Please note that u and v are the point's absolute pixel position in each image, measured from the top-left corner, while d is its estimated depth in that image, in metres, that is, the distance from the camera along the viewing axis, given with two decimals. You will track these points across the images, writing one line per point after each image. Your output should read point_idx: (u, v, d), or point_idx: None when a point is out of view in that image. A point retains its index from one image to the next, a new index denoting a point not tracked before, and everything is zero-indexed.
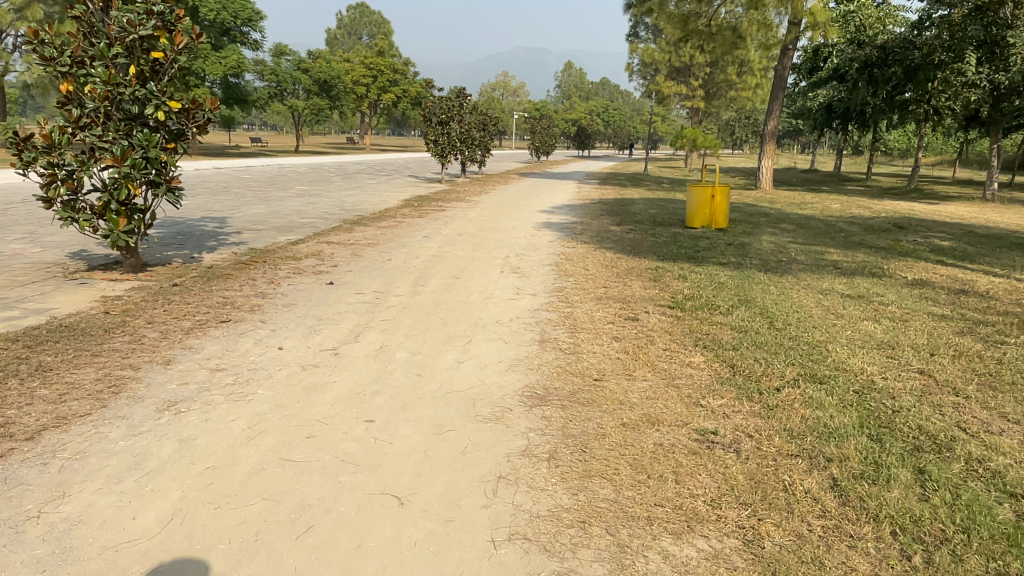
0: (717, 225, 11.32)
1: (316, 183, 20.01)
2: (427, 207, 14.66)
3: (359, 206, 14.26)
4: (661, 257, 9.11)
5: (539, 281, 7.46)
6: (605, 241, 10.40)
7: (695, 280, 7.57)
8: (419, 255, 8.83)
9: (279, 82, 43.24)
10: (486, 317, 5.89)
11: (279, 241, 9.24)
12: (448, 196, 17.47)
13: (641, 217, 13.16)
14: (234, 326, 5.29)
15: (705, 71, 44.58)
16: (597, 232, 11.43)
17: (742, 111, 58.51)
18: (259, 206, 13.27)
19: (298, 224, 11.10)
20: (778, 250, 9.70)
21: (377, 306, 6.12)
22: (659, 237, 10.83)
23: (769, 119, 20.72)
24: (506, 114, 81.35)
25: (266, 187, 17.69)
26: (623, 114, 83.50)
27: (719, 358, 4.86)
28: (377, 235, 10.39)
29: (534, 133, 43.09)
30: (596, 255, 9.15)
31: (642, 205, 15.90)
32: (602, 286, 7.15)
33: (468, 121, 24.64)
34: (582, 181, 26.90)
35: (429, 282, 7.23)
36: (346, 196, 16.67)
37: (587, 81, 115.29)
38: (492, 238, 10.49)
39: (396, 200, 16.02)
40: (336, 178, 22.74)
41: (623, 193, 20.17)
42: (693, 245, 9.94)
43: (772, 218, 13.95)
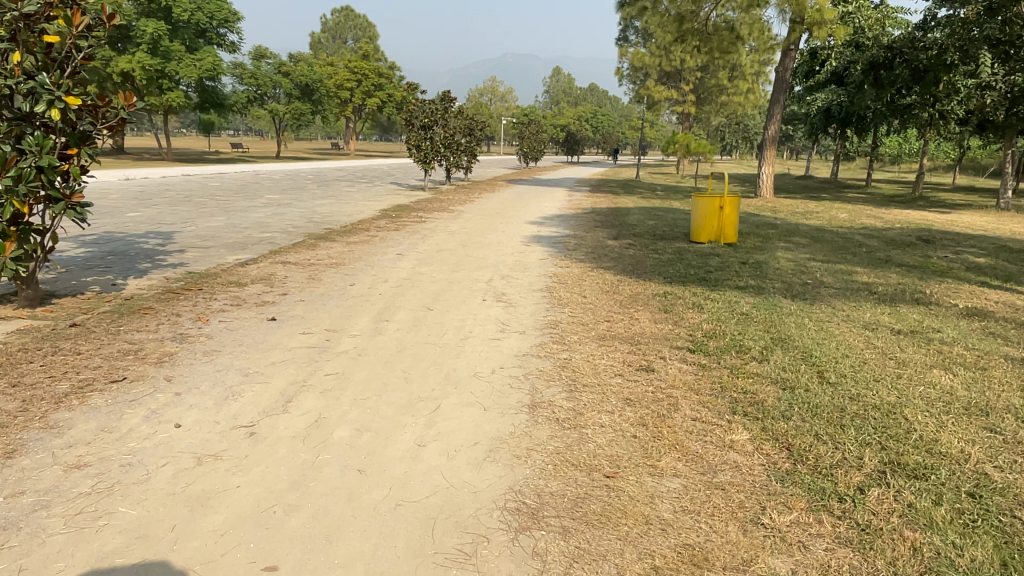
0: (726, 240, 10.14)
1: (289, 191, 18.72)
2: (405, 218, 13.44)
3: (331, 218, 13.00)
4: (668, 278, 7.93)
5: (528, 312, 6.22)
6: (603, 259, 9.21)
7: (714, 311, 6.35)
8: (388, 278, 7.58)
9: (259, 86, 41.93)
10: (462, 367, 4.63)
11: (225, 262, 7.96)
12: (429, 205, 16.22)
13: (640, 230, 11.99)
14: (126, 390, 4.02)
15: (696, 76, 43.62)
16: (593, 248, 10.24)
17: (733, 116, 57.60)
18: (218, 218, 12.00)
19: (256, 239, 9.83)
20: (800, 269, 8.54)
21: (324, 353, 4.85)
22: (662, 253, 9.65)
23: (768, 125, 19.61)
24: (494, 120, 80.30)
25: (233, 196, 16.39)
26: (612, 120, 82.62)
27: (770, 435, 3.63)
28: (344, 252, 9.14)
29: (522, 138, 41.90)
30: (594, 276, 7.94)
31: (639, 215, 14.74)
32: (604, 320, 5.93)
33: (452, 125, 23.43)
34: (573, 188, 25.77)
35: (395, 314, 5.97)
36: (319, 205, 15.42)
37: (575, 86, 114.38)
38: (474, 256, 9.26)
39: (372, 210, 14.77)
40: (312, 185, 21.46)
41: (617, 202, 19.03)
42: (702, 263, 8.77)
43: (780, 230, 12.83)
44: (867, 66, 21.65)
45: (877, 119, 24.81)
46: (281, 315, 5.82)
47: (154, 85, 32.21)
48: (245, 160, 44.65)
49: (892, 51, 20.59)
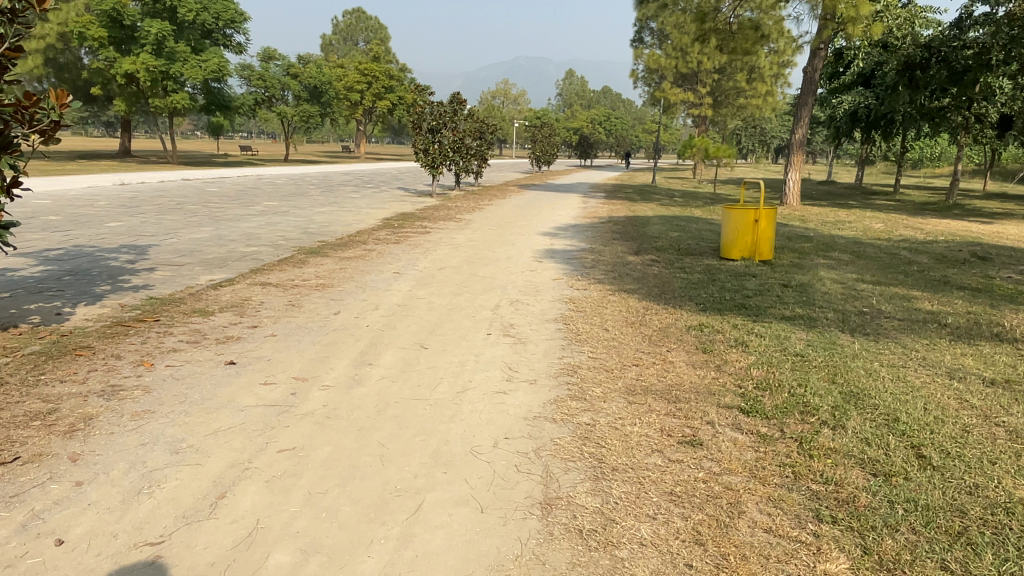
0: (760, 257, 9.10)
1: (289, 198, 17.81)
2: (408, 228, 12.50)
3: (328, 227, 12.08)
4: (702, 305, 6.90)
5: (540, 351, 5.21)
6: (624, 279, 8.19)
7: (762, 351, 5.31)
8: (380, 303, 6.60)
9: (267, 88, 41.25)
10: (456, 436, 3.64)
11: (196, 284, 7.02)
12: (435, 213, 15.25)
13: (662, 244, 10.95)
14: (11, 479, 3.06)
15: (714, 78, 42.45)
16: (612, 264, 9.21)
17: (750, 119, 56.33)
18: (205, 228, 11.10)
19: (239, 254, 8.88)
20: (850, 293, 7.50)
21: (283, 415, 3.86)
22: (691, 272, 8.61)
23: (795, 129, 18.52)
24: (506, 123, 79.37)
25: (228, 202, 15.53)
26: (626, 123, 81.35)
27: (878, 563, 2.62)
28: (334, 271, 8.17)
29: (534, 141, 40.90)
30: (617, 302, 6.91)
31: (660, 225, 13.71)
32: (633, 365, 4.90)
33: (462, 128, 22.46)
34: (588, 194, 24.68)
35: (380, 355, 4.98)
36: (318, 213, 14.49)
37: (588, 90, 113.31)
38: (480, 275, 8.26)
39: (373, 218, 13.83)
40: (315, 190, 20.56)
41: (634, 209, 17.98)
42: (738, 284, 7.74)
43: (817, 244, 11.75)
44: (901, 66, 20.49)
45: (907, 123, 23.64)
46: (242, 356, 4.84)
47: (159, 87, 31.53)
48: (252, 163, 44.00)
49: (928, 49, 19.42)
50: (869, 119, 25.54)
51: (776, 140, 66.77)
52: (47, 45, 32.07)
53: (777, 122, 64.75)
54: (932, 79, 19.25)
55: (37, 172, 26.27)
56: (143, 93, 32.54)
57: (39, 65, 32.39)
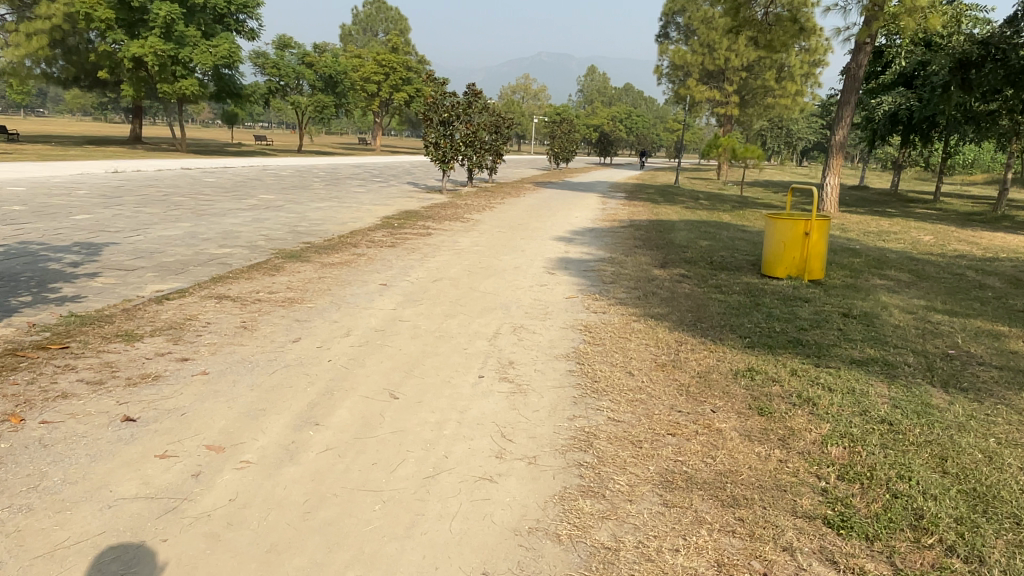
0: (809, 276, 7.80)
1: (289, 191, 16.70)
2: (409, 229, 11.32)
3: (321, 225, 10.93)
4: (748, 338, 5.65)
5: (546, 407, 3.98)
6: (651, 299, 6.93)
7: (837, 416, 4.05)
8: (354, 327, 5.41)
9: (281, 76, 40.28)
10: (409, 570, 2.43)
11: (139, 296, 5.87)
12: (442, 212, 14.05)
13: (692, 255, 9.67)
14: None
15: (741, 76, 40.83)
16: (637, 279, 7.96)
17: (777, 120, 54.59)
18: (181, 224, 9.99)
19: (207, 255, 7.75)
20: (926, 327, 6.21)
21: (166, 520, 2.67)
22: (729, 292, 7.35)
23: (836, 130, 17.11)
24: (525, 118, 78.18)
25: (220, 194, 14.45)
26: (648, 121, 79.63)
27: None
28: (311, 280, 7.00)
29: (553, 137, 39.57)
30: (644, 332, 5.68)
31: (687, 232, 12.42)
32: (669, 434, 3.67)
33: (476, 121, 21.22)
34: (607, 193, 23.36)
35: (334, 409, 3.77)
36: (314, 207, 13.38)
37: (610, 86, 111.52)
38: (482, 289, 7.05)
39: (373, 215, 12.68)
40: (319, 183, 19.46)
41: (657, 212, 16.68)
42: (789, 310, 6.47)
43: (866, 259, 10.41)
44: (954, 65, 18.84)
45: (952, 126, 22.04)
46: (149, 408, 3.67)
47: (167, 73, 30.63)
48: (264, 153, 43.06)
49: (986, 47, 17.71)
50: (910, 122, 23.94)
51: (803, 142, 64.72)
52: (55, 28, 31.32)
53: (804, 124, 62.74)
54: (987, 79, 17.75)
55: (37, 157, 25.46)
56: (152, 78, 31.67)
57: (48, 47, 31.65)
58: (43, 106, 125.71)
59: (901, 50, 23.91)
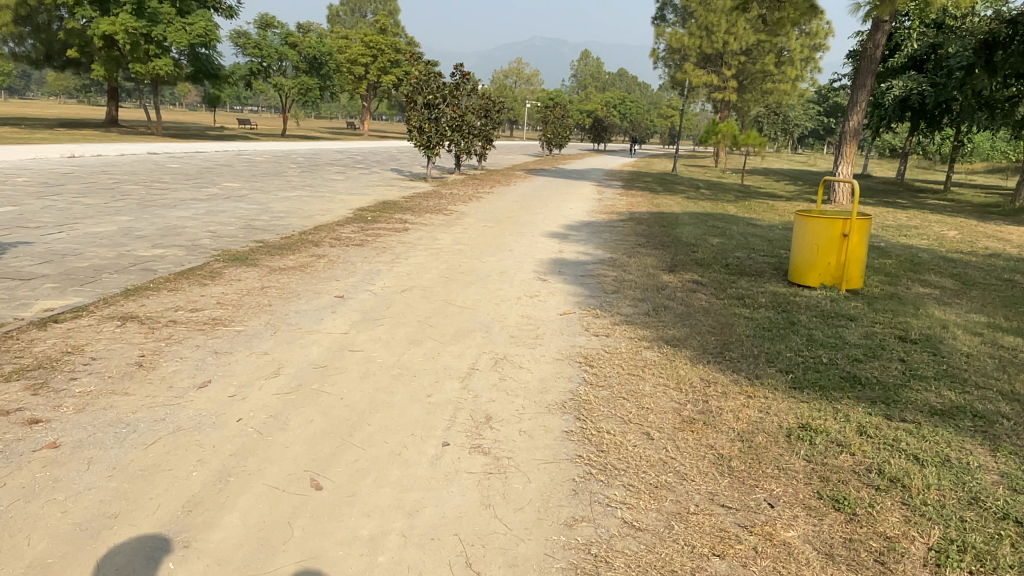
0: (847, 285, 6.61)
1: (260, 178, 15.40)
2: (383, 223, 10.08)
3: (283, 219, 9.66)
4: (793, 375, 4.45)
5: (533, 501, 2.78)
6: (663, 315, 5.73)
7: (949, 514, 2.87)
8: (286, 362, 4.17)
9: (262, 57, 38.66)
10: None
11: (19, 318, 4.62)
12: (423, 203, 12.80)
13: (704, 257, 8.47)
14: None
15: (740, 60, 39.50)
16: (644, 287, 6.75)
17: (774, 107, 53.34)
18: (119, 218, 8.72)
19: (131, 258, 6.48)
20: (1003, 354, 5.05)
21: None
22: (755, 306, 6.16)
23: (850, 115, 16.01)
24: (517, 103, 76.60)
25: (179, 182, 13.16)
26: (642, 107, 78.17)
27: None
28: (251, 291, 5.74)
29: (546, 123, 38.22)
30: (659, 366, 4.47)
31: (693, 228, 11.23)
32: (716, 556, 2.48)
33: (463, 104, 19.89)
34: (603, 182, 22.11)
35: (220, 516, 2.56)
36: (281, 197, 12.10)
37: (604, 71, 109.78)
38: (459, 303, 5.83)
39: (345, 206, 11.43)
40: (294, 169, 18.14)
41: (658, 203, 15.47)
42: (835, 332, 5.28)
43: (897, 260, 9.25)
44: (978, 46, 17.65)
45: (966, 113, 20.93)
46: None
47: (140, 52, 29.09)
48: (246, 137, 41.47)
49: (1014, 26, 16.53)
50: (922, 108, 22.77)
51: (800, 128, 63.52)
52: (20, 3, 29.70)
53: (800, 110, 61.52)
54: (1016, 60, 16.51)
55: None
56: (124, 57, 30.11)
57: (13, 23, 30.00)
58: (26, 87, 122.81)
59: (910, 33, 22.92)
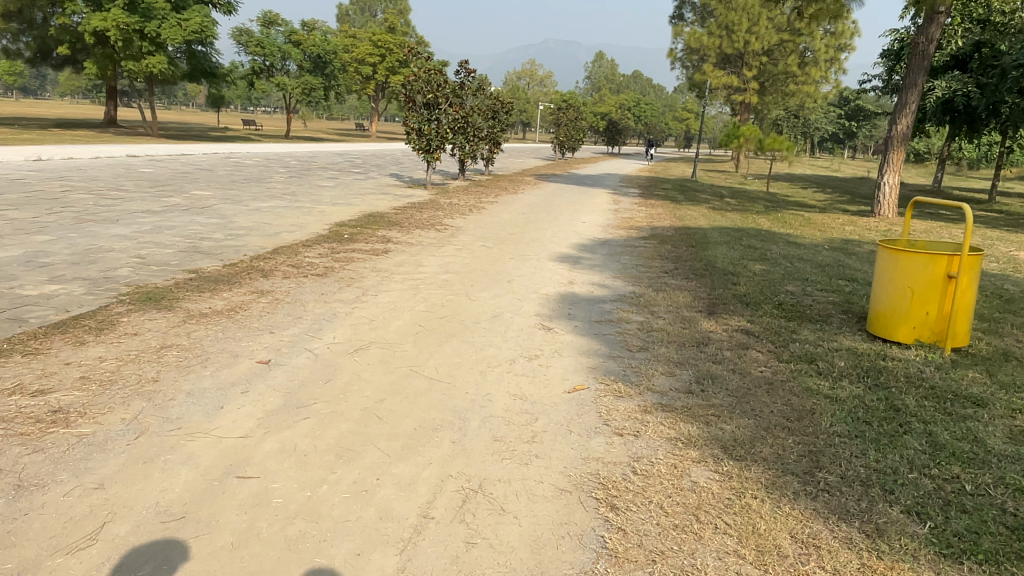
0: (953, 342, 4.96)
1: (239, 184, 13.90)
2: (361, 241, 8.52)
3: (240, 238, 8.13)
4: (935, 527, 2.81)
5: None
6: (714, 395, 4.08)
7: None
8: (120, 510, 2.58)
9: (265, 55, 37.35)
10: None
11: None
12: (415, 215, 11.26)
13: (749, 291, 6.81)
14: None
15: (761, 61, 37.72)
16: (682, 342, 5.10)
17: (795, 110, 51.48)
18: (37, 238, 7.24)
19: (5, 301, 4.97)
20: None
21: None
22: (838, 377, 4.49)
23: (898, 118, 14.31)
24: (530, 105, 74.95)
25: (143, 191, 11.69)
26: (657, 109, 76.30)
27: None
28: (141, 354, 4.17)
29: (558, 125, 36.63)
30: (722, 509, 2.84)
31: (727, 248, 9.58)
32: None
33: (467, 104, 18.36)
34: (619, 189, 20.48)
35: None
36: (252, 209, 10.60)
37: (619, 72, 107.97)
38: (429, 371, 4.22)
39: (323, 220, 9.90)
40: (282, 175, 16.66)
41: (681, 215, 13.82)
42: (970, 435, 3.63)
43: (980, 294, 7.57)
44: None
45: (1017, 117, 19.13)
46: None
47: (133, 49, 27.80)
48: (247, 138, 40.16)
49: None
50: (966, 110, 21.02)
51: (821, 132, 61.42)
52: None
53: (821, 113, 59.54)
54: None
55: None
56: (118, 54, 28.88)
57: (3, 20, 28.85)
58: (41, 88, 122.94)
59: (953, 30, 20.96)
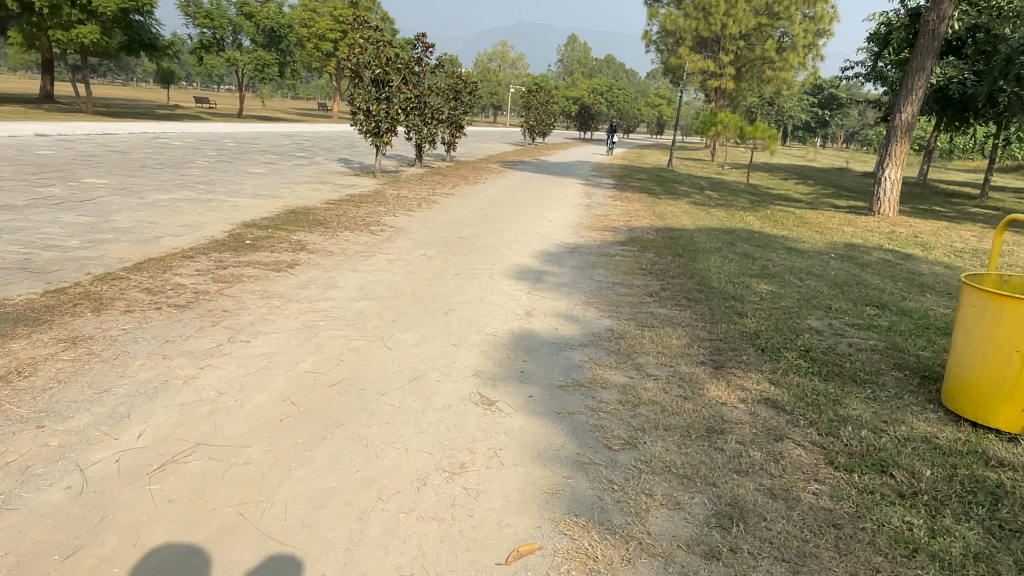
0: None
1: (149, 169, 11.91)
2: (265, 247, 6.72)
3: (102, 246, 6.27)
4: None
5: None
6: (752, 562, 2.41)
7: None
8: None
9: (214, 27, 34.71)
10: None
11: None
12: (350, 211, 9.45)
13: (761, 327, 5.18)
14: None
15: (738, 45, 36.21)
16: (685, 430, 3.42)
17: (770, 98, 50.14)
18: None
19: None
20: None
21: None
22: (933, 507, 2.86)
23: (902, 106, 12.79)
24: (500, 88, 72.62)
25: (20, 177, 9.67)
26: (630, 95, 74.43)
27: None
28: None
29: (528, 108, 34.76)
30: None
31: (721, 259, 7.94)
32: None
33: (423, 82, 16.45)
34: (591, 178, 18.77)
35: None
36: (145, 203, 8.68)
37: (591, 57, 105.92)
38: (270, 513, 2.51)
39: (230, 219, 8.04)
40: (211, 158, 14.65)
41: (661, 212, 12.20)
42: None
43: None
44: None
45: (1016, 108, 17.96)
46: None
47: (61, 17, 25.25)
48: (195, 117, 37.53)
49: None
50: (961, 100, 19.81)
51: (795, 121, 60.07)
52: None
53: (795, 101, 58.21)
54: None
55: None
56: (44, 22, 26.24)
57: None
58: None
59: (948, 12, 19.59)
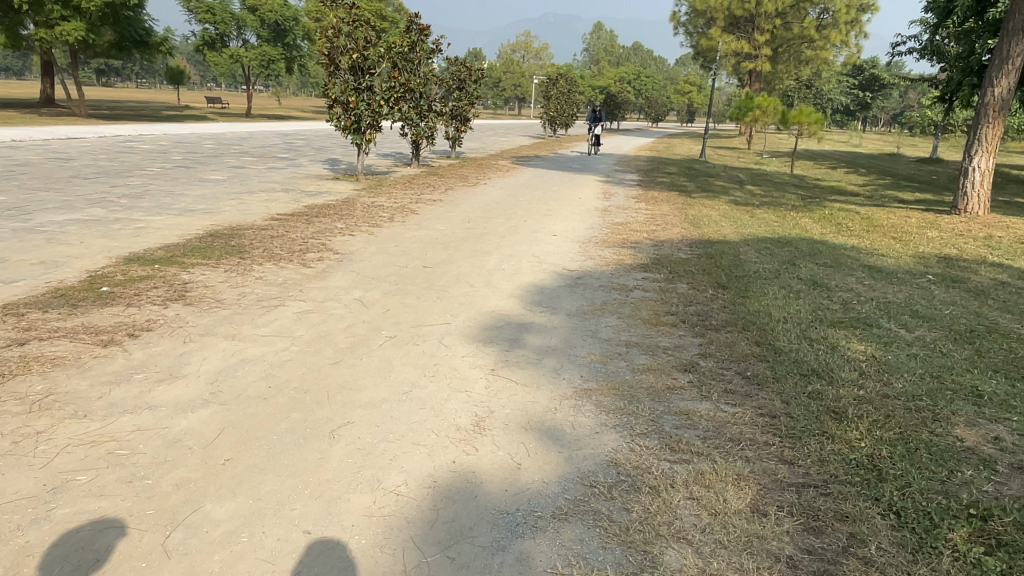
0: None
1: (76, 179, 9.99)
2: (124, 299, 4.66)
3: None
4: None
5: None
6: None
7: None
8: None
9: (216, 23, 33.09)
10: None
11: None
12: (293, 229, 7.35)
13: (884, 454, 2.95)
14: None
15: (774, 24, 33.30)
16: None
17: (808, 80, 46.73)
18: None
19: None
20: None
21: None
22: None
23: (995, 78, 10.36)
24: (523, 80, 70.08)
25: None
26: (657, 82, 71.23)
27: None
28: None
29: (547, 99, 32.37)
30: None
31: (782, 291, 5.70)
32: None
33: (411, 68, 14.27)
34: (613, 173, 16.49)
35: None
36: (23, 226, 6.72)
37: (618, 45, 102.44)
38: None
39: (115, 249, 6.01)
40: (169, 162, 12.72)
41: (695, 216, 9.93)
42: None
43: None
44: None
45: None
46: None
47: (44, 14, 23.66)
48: (200, 117, 35.91)
49: None
50: None
51: (834, 105, 56.28)
52: None
53: (834, 84, 54.56)
54: None
55: None
56: (28, 20, 24.64)
57: None
58: None
59: None
